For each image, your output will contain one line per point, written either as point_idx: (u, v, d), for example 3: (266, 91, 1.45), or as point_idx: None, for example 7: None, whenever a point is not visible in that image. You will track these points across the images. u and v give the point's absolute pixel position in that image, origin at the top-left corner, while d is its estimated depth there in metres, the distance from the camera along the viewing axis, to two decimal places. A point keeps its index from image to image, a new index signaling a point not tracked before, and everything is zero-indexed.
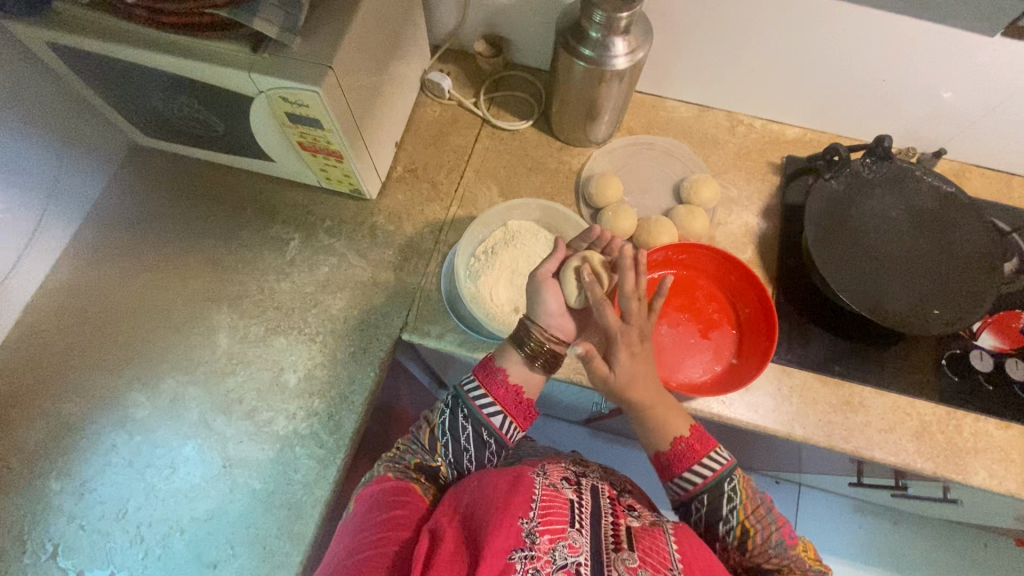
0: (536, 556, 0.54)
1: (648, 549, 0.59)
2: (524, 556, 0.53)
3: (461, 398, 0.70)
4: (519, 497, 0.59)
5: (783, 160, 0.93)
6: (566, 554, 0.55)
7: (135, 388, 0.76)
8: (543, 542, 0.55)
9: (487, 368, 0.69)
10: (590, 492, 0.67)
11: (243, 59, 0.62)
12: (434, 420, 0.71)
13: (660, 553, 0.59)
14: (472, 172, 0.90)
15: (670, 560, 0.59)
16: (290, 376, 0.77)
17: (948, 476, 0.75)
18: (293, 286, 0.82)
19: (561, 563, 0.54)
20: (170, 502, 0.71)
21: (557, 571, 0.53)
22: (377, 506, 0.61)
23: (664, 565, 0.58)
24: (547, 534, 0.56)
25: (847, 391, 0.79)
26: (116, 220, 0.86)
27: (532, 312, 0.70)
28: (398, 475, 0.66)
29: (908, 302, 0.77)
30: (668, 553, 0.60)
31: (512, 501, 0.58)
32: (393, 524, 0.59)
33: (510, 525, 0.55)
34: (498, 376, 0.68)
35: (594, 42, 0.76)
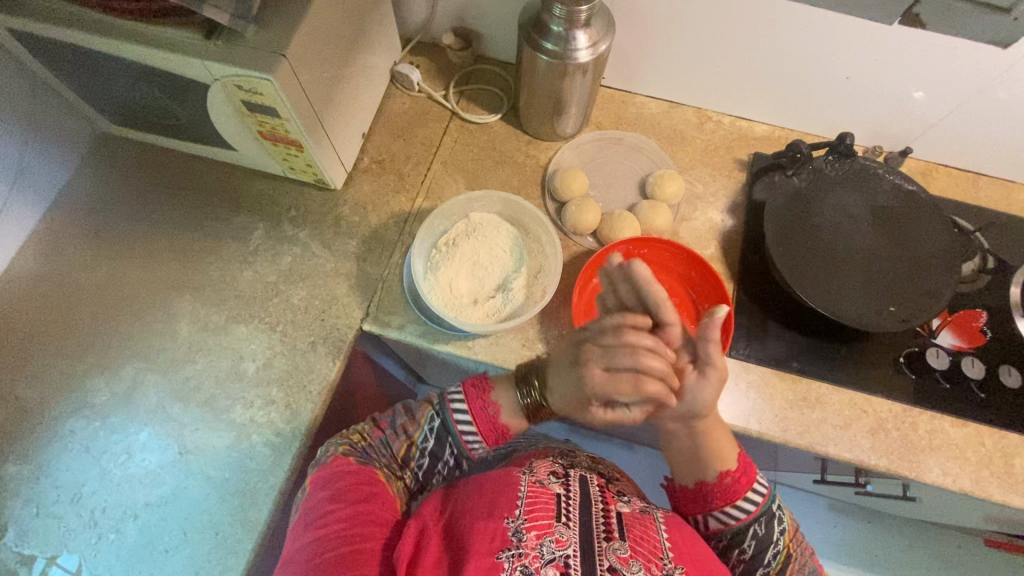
0: (524, 552, 0.58)
1: (636, 536, 0.64)
2: (512, 554, 0.58)
3: (445, 421, 0.72)
4: (505, 499, 0.65)
5: (751, 156, 0.93)
6: (554, 547, 0.60)
7: (95, 374, 0.77)
8: (529, 538, 0.60)
9: (480, 390, 0.71)
10: (578, 483, 0.72)
11: (196, 46, 0.62)
12: (413, 435, 0.72)
13: (650, 543, 0.65)
14: (439, 164, 0.91)
15: (658, 548, 0.64)
16: (249, 365, 0.78)
17: (901, 472, 0.75)
18: (255, 275, 0.82)
19: (550, 557, 0.59)
20: (125, 487, 0.72)
21: (545, 565, 0.58)
22: (340, 499, 0.64)
23: (654, 555, 0.63)
24: (533, 530, 0.61)
25: (804, 387, 0.79)
26: (81, 207, 0.86)
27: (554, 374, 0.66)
28: (360, 461, 0.69)
29: (867, 299, 0.77)
30: (656, 541, 0.65)
31: (500, 504, 0.64)
32: (364, 519, 0.63)
33: (498, 528, 0.61)
34: (490, 408, 0.70)
35: (556, 36, 0.76)
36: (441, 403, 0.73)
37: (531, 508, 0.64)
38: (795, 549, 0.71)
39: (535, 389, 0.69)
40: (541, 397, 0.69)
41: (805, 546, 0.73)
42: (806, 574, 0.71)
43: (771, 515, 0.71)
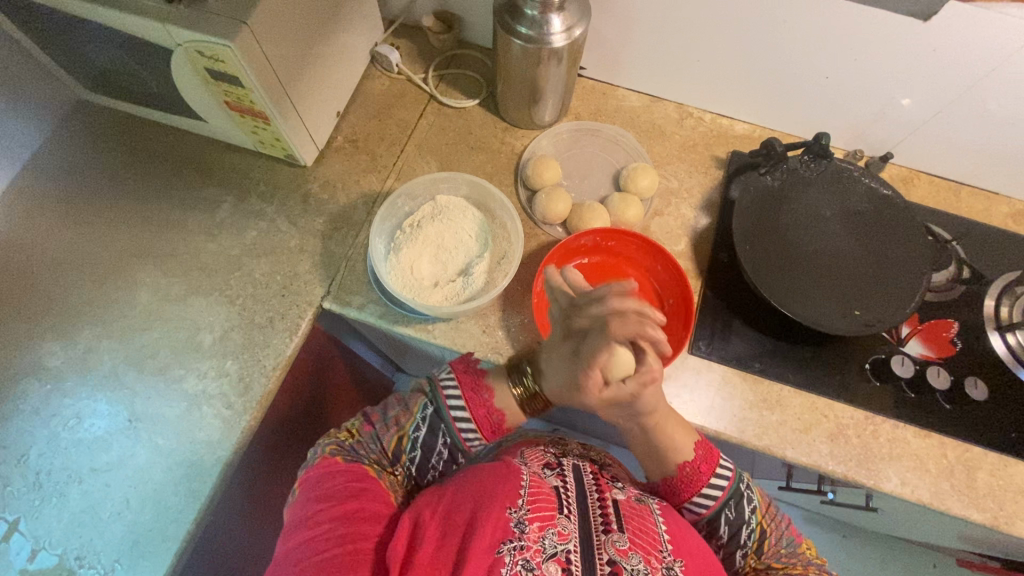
0: (527, 545, 0.56)
1: (635, 529, 0.64)
2: (513, 547, 0.56)
3: (439, 409, 0.70)
4: (506, 488, 0.62)
5: (730, 154, 0.92)
6: (557, 542, 0.58)
7: (51, 338, 0.76)
8: (532, 531, 0.58)
9: (475, 383, 0.71)
10: (573, 473, 0.71)
11: (157, 11, 0.62)
12: (405, 427, 0.70)
13: (649, 535, 0.64)
14: (413, 147, 0.90)
15: (657, 540, 0.64)
16: (205, 337, 0.77)
17: (859, 480, 0.74)
18: (219, 248, 0.82)
19: (553, 552, 0.57)
20: (72, 451, 0.71)
21: (546, 559, 0.56)
22: (328, 497, 0.61)
23: (654, 548, 0.63)
24: (535, 522, 0.59)
25: (766, 389, 0.78)
26: (51, 172, 0.86)
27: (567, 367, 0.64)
28: (349, 460, 0.66)
29: (833, 301, 0.76)
30: (655, 534, 0.64)
31: (500, 491, 0.61)
32: (356, 517, 0.60)
33: (500, 518, 0.58)
34: (483, 394, 0.70)
35: (531, 20, 0.75)
36: (434, 389, 0.71)
37: (534, 501, 0.61)
38: (769, 523, 0.71)
39: (528, 377, 0.71)
40: (534, 385, 0.70)
41: (780, 518, 0.73)
42: (784, 548, 0.71)
43: (740, 498, 0.71)
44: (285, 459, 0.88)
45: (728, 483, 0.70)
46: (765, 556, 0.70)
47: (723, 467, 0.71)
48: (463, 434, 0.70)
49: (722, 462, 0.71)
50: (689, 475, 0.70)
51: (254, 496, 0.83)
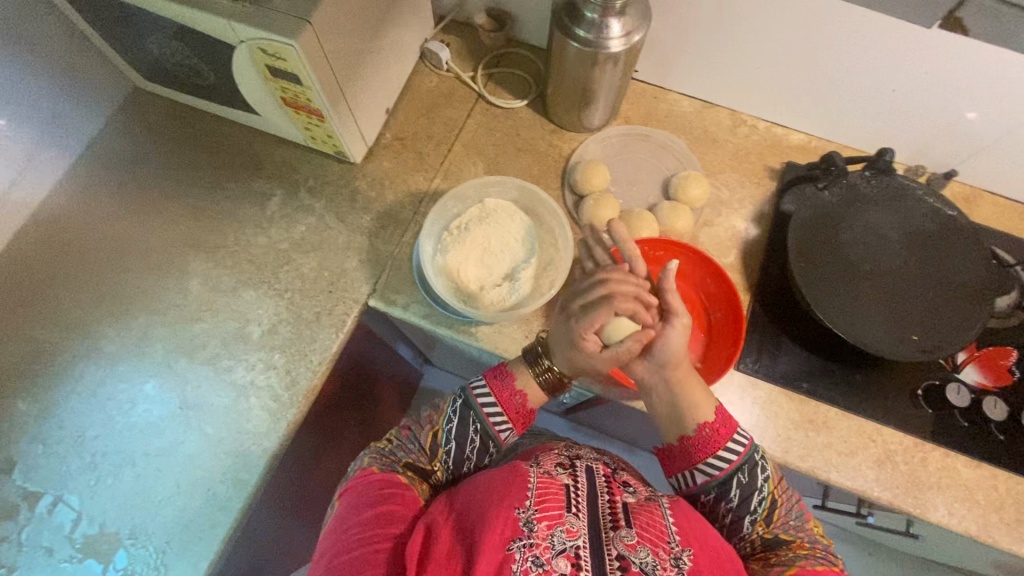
0: (535, 543, 0.55)
1: (642, 523, 0.60)
2: (523, 545, 0.54)
3: (467, 401, 0.71)
4: (514, 488, 0.60)
5: (784, 165, 0.89)
6: (565, 537, 0.56)
7: (108, 322, 0.79)
8: (541, 529, 0.56)
9: (498, 373, 0.72)
10: (585, 473, 0.69)
11: (222, 8, 0.62)
12: (438, 423, 0.72)
13: (657, 528, 0.60)
14: (461, 146, 0.90)
15: (665, 532, 0.60)
16: (254, 329, 0.79)
17: (904, 508, 0.73)
18: (269, 241, 0.83)
19: (562, 547, 0.55)
20: (125, 435, 0.74)
21: (556, 556, 0.54)
22: (361, 502, 0.61)
23: (661, 541, 0.59)
24: (544, 521, 0.57)
25: (812, 409, 0.76)
26: (109, 158, 0.87)
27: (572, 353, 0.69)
28: (383, 468, 0.66)
29: (890, 324, 0.73)
30: (663, 526, 0.61)
31: (507, 493, 0.60)
32: (384, 519, 0.59)
33: (507, 520, 0.56)
34: (506, 382, 0.71)
35: (589, 23, 0.73)
36: (461, 388, 0.73)
37: (542, 499, 0.59)
38: (780, 495, 0.66)
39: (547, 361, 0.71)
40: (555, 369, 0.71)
41: (792, 493, 0.68)
42: (792, 521, 0.66)
43: (754, 464, 0.67)
44: (324, 449, 0.89)
45: (747, 449, 0.67)
46: (775, 525, 0.65)
47: (742, 437, 0.67)
48: (492, 421, 0.71)
49: (740, 430, 0.68)
50: (707, 436, 0.67)
51: (295, 487, 0.85)
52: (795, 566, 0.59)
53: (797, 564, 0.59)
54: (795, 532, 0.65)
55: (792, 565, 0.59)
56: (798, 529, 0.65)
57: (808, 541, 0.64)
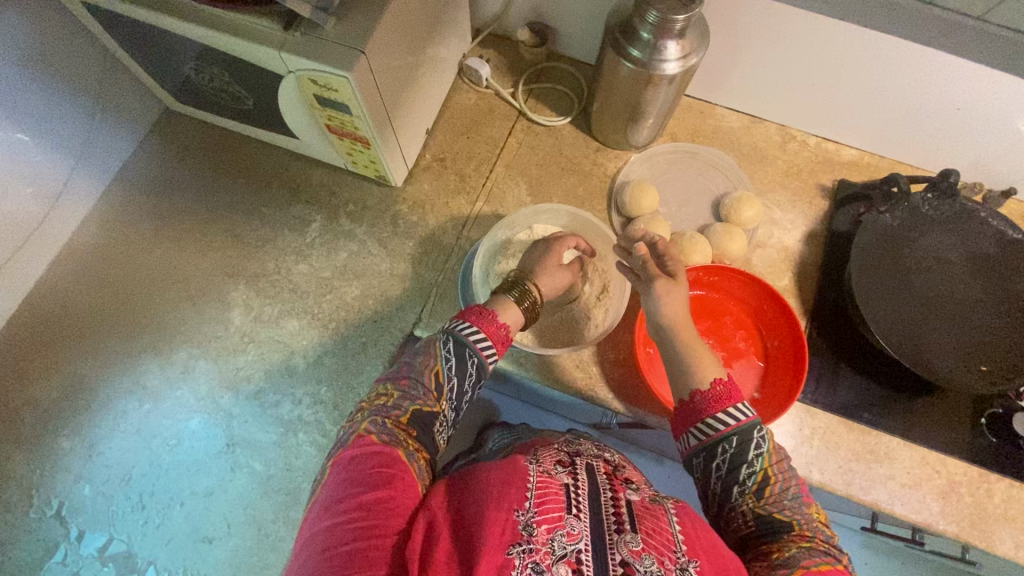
0: (530, 547, 0.40)
1: (648, 528, 0.44)
2: (522, 550, 0.40)
3: (462, 341, 0.57)
4: (512, 481, 0.45)
5: (837, 182, 0.86)
6: (567, 542, 0.41)
7: (149, 356, 0.77)
8: (540, 533, 0.41)
9: (477, 311, 0.59)
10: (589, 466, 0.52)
11: (274, 38, 0.59)
12: (433, 364, 0.56)
13: (665, 534, 0.44)
14: (502, 166, 0.87)
15: (672, 540, 0.44)
16: (299, 361, 0.77)
17: (970, 541, 0.71)
18: (310, 269, 0.81)
19: (562, 552, 0.41)
20: (173, 474, 0.74)
21: (553, 562, 0.40)
22: (354, 481, 0.46)
23: (667, 548, 0.43)
24: (540, 522, 0.42)
25: (873, 439, 0.75)
26: (143, 183, 0.85)
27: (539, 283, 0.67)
28: (385, 439, 0.49)
29: (955, 356, 0.72)
30: (669, 533, 0.45)
31: (502, 487, 0.44)
32: (379, 507, 0.44)
33: (499, 521, 0.41)
34: (488, 316, 0.59)
35: (645, 43, 0.69)
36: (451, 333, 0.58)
37: (543, 498, 0.44)
38: (780, 473, 0.54)
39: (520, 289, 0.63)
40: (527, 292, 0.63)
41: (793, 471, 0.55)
42: (788, 501, 0.54)
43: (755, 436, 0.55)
44: None
45: (747, 423, 0.56)
46: (770, 503, 0.53)
47: (744, 406, 0.56)
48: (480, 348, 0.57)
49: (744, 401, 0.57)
50: (708, 396, 0.57)
51: None
52: (801, 569, 0.48)
53: (801, 566, 0.48)
54: (792, 514, 0.53)
55: (797, 566, 0.48)
56: (793, 509, 0.53)
57: (805, 527, 0.53)
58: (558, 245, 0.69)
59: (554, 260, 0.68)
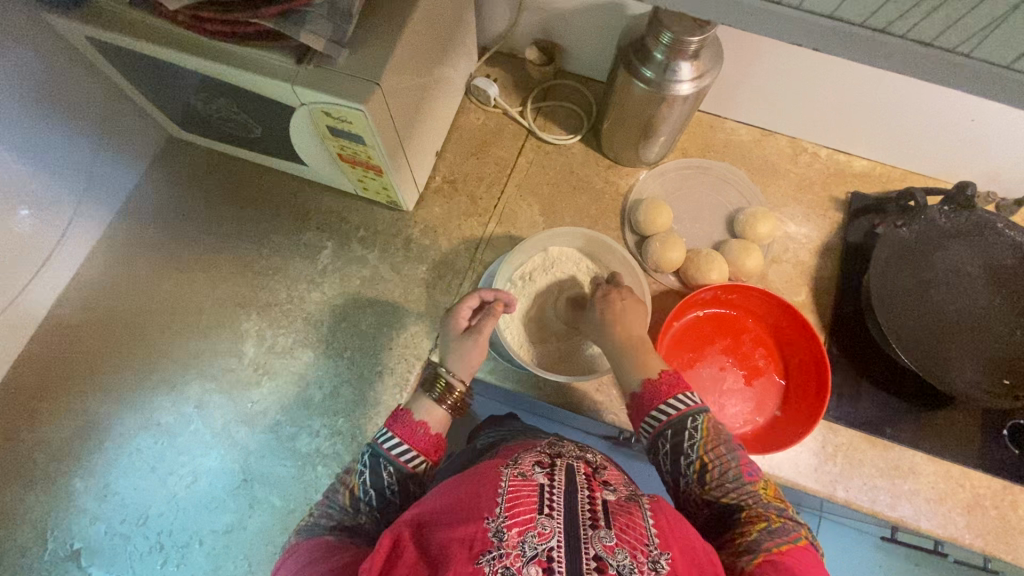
0: (506, 553, 0.38)
1: (621, 523, 0.42)
2: (492, 557, 0.37)
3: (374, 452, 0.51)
4: (480, 492, 0.43)
5: (850, 194, 0.86)
6: (538, 542, 0.39)
7: (162, 391, 0.76)
8: (510, 536, 0.39)
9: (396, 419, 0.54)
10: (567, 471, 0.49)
11: (285, 72, 0.58)
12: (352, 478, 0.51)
13: (635, 532, 0.42)
14: (514, 187, 0.86)
15: (644, 537, 0.42)
16: (315, 392, 0.76)
17: (997, 554, 0.72)
18: (323, 297, 0.80)
19: (532, 553, 0.38)
20: (190, 512, 0.72)
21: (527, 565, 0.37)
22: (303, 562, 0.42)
23: (640, 542, 0.41)
24: (515, 527, 0.39)
25: (896, 454, 0.75)
26: (149, 214, 0.84)
27: (455, 361, 0.61)
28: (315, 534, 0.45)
29: (976, 369, 0.71)
30: (641, 529, 0.42)
31: (473, 495, 0.42)
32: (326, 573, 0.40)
33: (468, 530, 0.39)
34: (404, 423, 0.53)
35: (658, 64, 0.68)
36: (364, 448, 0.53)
37: (514, 501, 0.41)
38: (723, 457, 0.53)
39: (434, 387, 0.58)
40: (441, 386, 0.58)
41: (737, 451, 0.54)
42: (735, 485, 0.52)
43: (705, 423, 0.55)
44: None
45: (693, 408, 0.56)
46: (714, 489, 0.52)
47: (690, 395, 0.57)
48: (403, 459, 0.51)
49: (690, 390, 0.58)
50: (655, 386, 0.59)
51: None
52: (762, 553, 0.44)
53: (764, 549, 0.45)
54: (739, 496, 0.51)
55: (759, 550, 0.45)
56: (738, 491, 0.51)
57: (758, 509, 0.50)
58: (478, 333, 0.62)
59: (475, 353, 0.61)
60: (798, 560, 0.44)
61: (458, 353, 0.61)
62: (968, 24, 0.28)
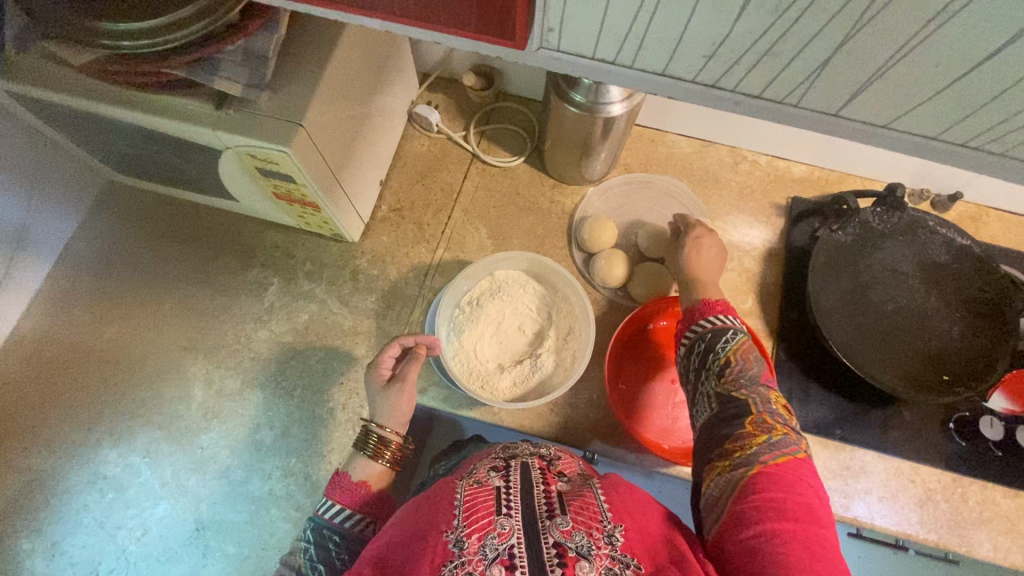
0: (467, 560, 0.38)
1: (575, 507, 0.43)
2: (453, 566, 0.38)
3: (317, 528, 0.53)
4: (438, 507, 0.43)
5: (790, 200, 0.88)
6: (498, 543, 0.39)
7: (108, 442, 0.74)
8: (471, 544, 0.39)
9: (333, 480, 0.56)
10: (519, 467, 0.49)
11: (206, 116, 0.57)
12: (297, 559, 0.52)
13: (590, 510, 0.43)
14: (460, 212, 0.87)
15: (597, 515, 0.43)
16: (266, 434, 0.75)
17: (950, 547, 0.73)
18: (271, 335, 0.79)
19: (494, 554, 0.38)
20: (142, 566, 0.70)
21: (489, 567, 0.38)
22: None
23: (595, 520, 0.42)
24: (473, 532, 0.40)
25: (848, 455, 0.76)
26: (90, 261, 0.82)
27: (381, 412, 0.61)
28: None
29: (914, 366, 0.73)
30: (594, 507, 0.43)
31: (429, 517, 0.42)
32: None
33: (429, 549, 0.39)
34: (342, 482, 0.56)
35: (587, 88, 0.69)
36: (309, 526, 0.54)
37: (471, 508, 0.42)
38: (753, 372, 0.52)
39: (367, 443, 0.59)
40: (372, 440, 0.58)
41: (764, 369, 0.53)
42: (756, 394, 0.50)
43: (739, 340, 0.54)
44: None
45: (725, 326, 0.55)
46: (733, 391, 0.50)
47: (730, 316, 0.56)
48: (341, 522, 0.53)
49: (728, 314, 0.57)
50: (707, 304, 0.58)
51: None
52: (757, 464, 0.45)
53: (760, 462, 0.45)
54: (750, 393, 0.50)
55: (754, 463, 0.45)
56: (757, 399, 0.50)
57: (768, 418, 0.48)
58: (403, 380, 0.61)
59: (402, 401, 0.61)
60: (791, 470, 0.44)
61: (385, 405, 0.61)
62: (787, 77, 0.33)
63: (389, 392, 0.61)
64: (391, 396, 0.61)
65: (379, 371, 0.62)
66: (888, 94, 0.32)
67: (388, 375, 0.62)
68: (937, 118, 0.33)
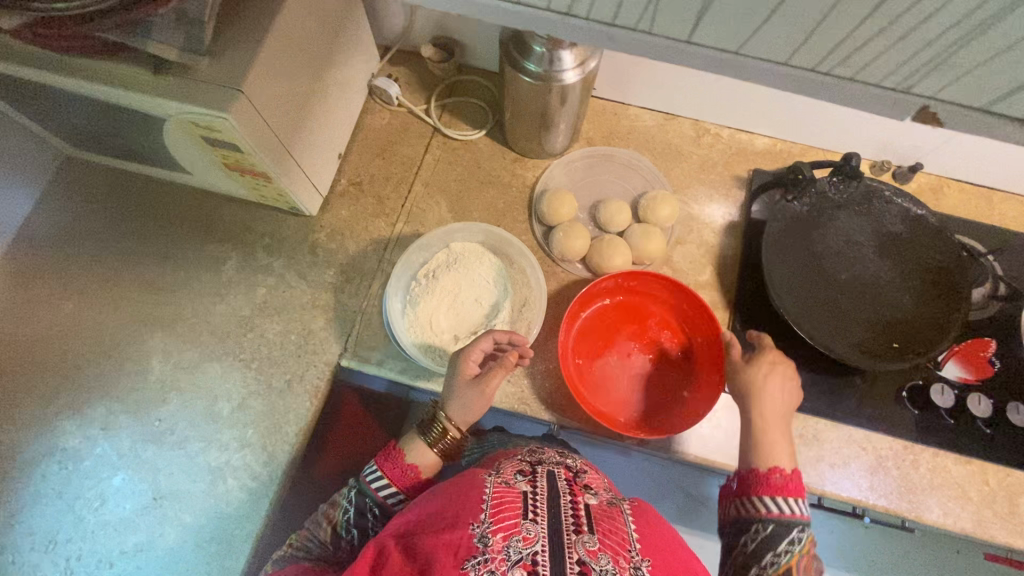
0: (491, 558, 0.38)
1: (603, 529, 0.43)
2: (476, 562, 0.38)
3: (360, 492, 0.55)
4: (467, 502, 0.43)
5: (751, 172, 0.87)
6: (522, 546, 0.39)
7: (66, 415, 0.75)
8: (496, 541, 0.39)
9: (388, 452, 0.57)
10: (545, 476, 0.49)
11: (144, 82, 0.57)
12: (335, 516, 0.55)
13: (619, 534, 0.43)
14: (420, 185, 0.86)
15: (626, 542, 0.43)
16: (224, 406, 0.75)
17: (899, 512, 0.74)
18: (229, 309, 0.79)
19: (518, 557, 0.39)
20: (100, 535, 0.71)
21: (510, 568, 0.38)
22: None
23: (622, 547, 0.42)
24: (499, 531, 0.40)
25: (801, 424, 0.77)
26: (48, 237, 0.82)
27: (446, 398, 0.61)
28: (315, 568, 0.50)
29: (865, 334, 0.74)
30: (623, 533, 0.44)
31: (459, 507, 0.43)
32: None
33: (454, 539, 0.40)
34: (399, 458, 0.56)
35: (538, 57, 0.68)
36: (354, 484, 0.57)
37: (498, 508, 0.42)
38: None
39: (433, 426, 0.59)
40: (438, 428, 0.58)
41: None
42: None
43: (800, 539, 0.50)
44: None
45: (792, 518, 0.51)
46: None
47: (801, 505, 0.52)
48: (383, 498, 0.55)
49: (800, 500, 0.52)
50: (765, 477, 0.53)
51: None
52: None
53: None
54: None
55: None
56: None
57: None
58: (485, 382, 0.60)
59: (476, 403, 0.60)
60: None
61: (453, 395, 0.60)
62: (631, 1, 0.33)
63: (465, 388, 0.60)
64: (469, 392, 0.60)
65: (463, 360, 0.62)
66: (730, 17, 0.33)
67: (475, 369, 0.62)
68: (781, 42, 0.34)
